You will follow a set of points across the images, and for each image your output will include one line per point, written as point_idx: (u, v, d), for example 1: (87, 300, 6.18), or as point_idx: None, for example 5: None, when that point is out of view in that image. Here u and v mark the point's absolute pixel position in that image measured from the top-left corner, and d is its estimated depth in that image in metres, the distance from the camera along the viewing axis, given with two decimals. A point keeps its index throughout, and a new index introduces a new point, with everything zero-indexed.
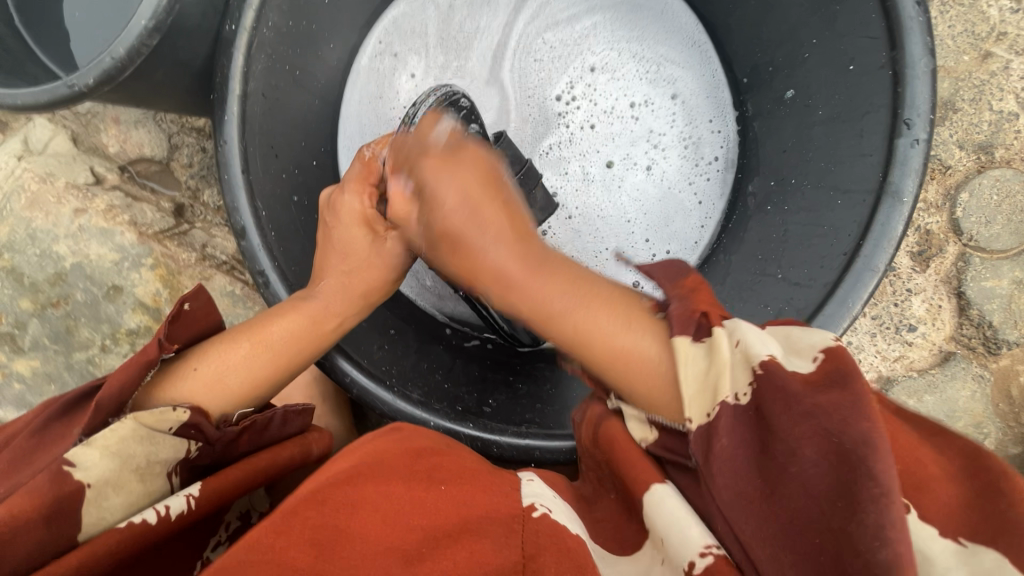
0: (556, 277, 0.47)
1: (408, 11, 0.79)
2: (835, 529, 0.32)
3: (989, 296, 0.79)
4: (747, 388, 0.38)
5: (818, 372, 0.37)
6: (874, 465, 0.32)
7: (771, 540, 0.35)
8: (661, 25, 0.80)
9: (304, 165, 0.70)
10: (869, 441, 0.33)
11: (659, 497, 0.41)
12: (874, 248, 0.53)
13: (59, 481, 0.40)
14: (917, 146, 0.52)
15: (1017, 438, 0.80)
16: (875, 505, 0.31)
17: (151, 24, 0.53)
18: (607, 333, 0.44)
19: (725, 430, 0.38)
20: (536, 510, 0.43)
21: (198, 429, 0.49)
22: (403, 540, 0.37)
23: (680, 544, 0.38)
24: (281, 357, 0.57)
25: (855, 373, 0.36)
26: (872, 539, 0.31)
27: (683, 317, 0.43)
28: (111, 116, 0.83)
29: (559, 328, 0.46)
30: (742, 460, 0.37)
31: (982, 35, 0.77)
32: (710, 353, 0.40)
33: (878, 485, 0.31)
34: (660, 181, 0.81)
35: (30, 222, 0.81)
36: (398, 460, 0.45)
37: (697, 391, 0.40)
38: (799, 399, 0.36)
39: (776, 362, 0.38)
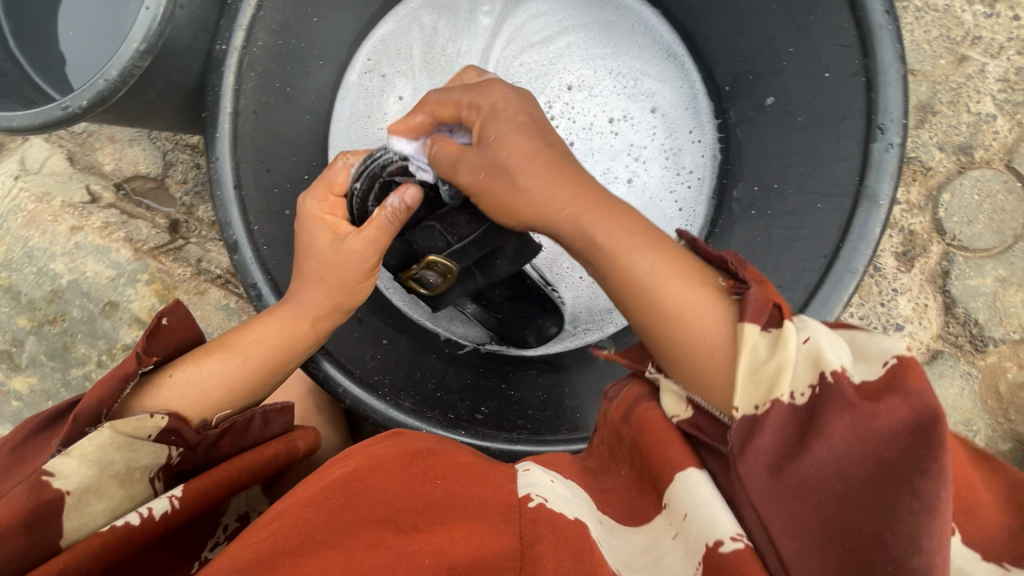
0: (631, 228, 0.45)
1: (395, 29, 0.81)
2: (872, 539, 0.33)
3: (974, 294, 0.80)
4: (807, 389, 0.36)
5: (879, 382, 0.35)
6: (922, 485, 0.32)
7: (800, 535, 0.35)
8: (635, 40, 0.82)
9: (296, 179, 0.71)
10: (922, 466, 0.32)
11: (689, 482, 0.39)
12: (853, 250, 0.54)
13: (38, 490, 0.42)
14: (891, 150, 0.53)
15: (1008, 435, 0.80)
16: (915, 518, 0.32)
17: (143, 47, 0.55)
18: (676, 290, 0.42)
19: (772, 428, 0.36)
20: (531, 501, 0.41)
21: (177, 435, 0.50)
22: (396, 514, 0.40)
23: (707, 521, 0.36)
24: (255, 360, 0.57)
25: (922, 389, 0.34)
26: (907, 547, 0.31)
27: (757, 302, 0.39)
28: (107, 135, 0.86)
29: (625, 270, 0.44)
30: (781, 459, 0.36)
31: (957, 40, 0.79)
32: (776, 347, 0.37)
33: (921, 504, 0.32)
34: (642, 193, 0.82)
35: (27, 240, 0.82)
36: (393, 461, 0.45)
37: (753, 383, 0.37)
38: (861, 412, 0.34)
39: (846, 374, 0.36)
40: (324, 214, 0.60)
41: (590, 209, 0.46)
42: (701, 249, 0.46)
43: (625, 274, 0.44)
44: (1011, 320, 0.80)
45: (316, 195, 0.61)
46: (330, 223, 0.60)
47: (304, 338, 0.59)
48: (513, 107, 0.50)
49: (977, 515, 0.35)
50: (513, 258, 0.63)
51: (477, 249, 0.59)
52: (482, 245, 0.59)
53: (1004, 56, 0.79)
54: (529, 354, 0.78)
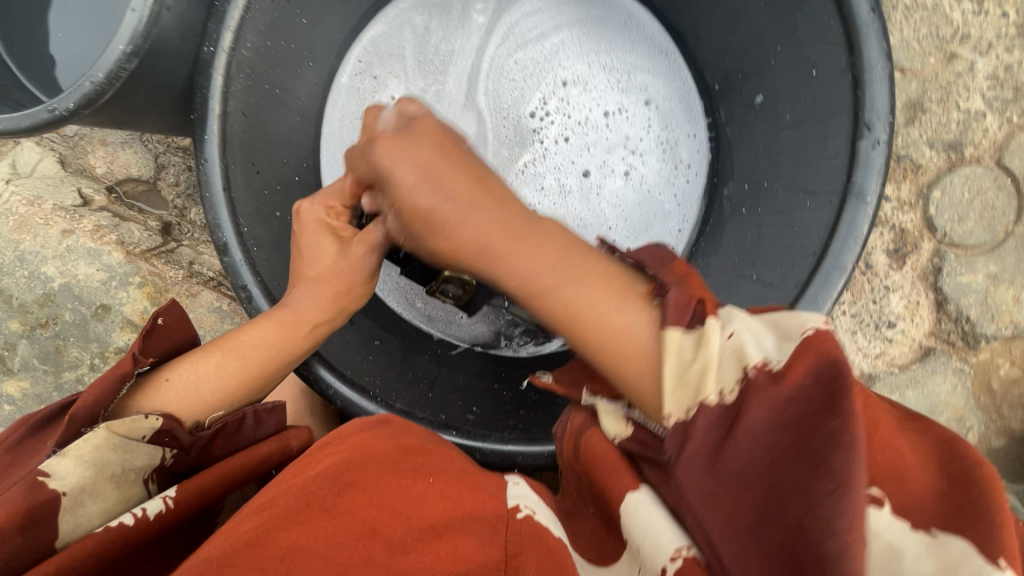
0: (543, 251, 0.44)
1: (385, 31, 0.81)
2: (795, 527, 0.30)
3: (966, 291, 0.80)
4: (734, 385, 0.35)
5: (792, 363, 0.34)
6: (833, 463, 0.29)
7: (737, 536, 0.33)
8: (628, 35, 0.82)
9: (286, 181, 0.71)
10: (833, 442, 0.30)
11: (634, 506, 0.40)
12: (840, 248, 0.54)
13: (33, 491, 0.41)
14: (878, 147, 0.54)
15: (999, 430, 0.81)
16: (828, 499, 0.29)
17: (129, 48, 0.55)
18: (598, 313, 0.41)
19: (702, 428, 0.36)
20: (520, 511, 0.43)
21: (171, 436, 0.51)
22: (388, 526, 0.38)
23: (653, 550, 0.37)
24: (251, 365, 0.57)
25: (837, 350, 0.33)
26: (822, 531, 0.29)
27: (678, 302, 0.39)
28: (99, 138, 0.86)
29: (544, 304, 0.43)
30: (712, 458, 0.35)
31: (946, 37, 0.79)
32: (699, 345, 0.37)
33: (835, 482, 0.29)
34: (640, 185, 0.82)
35: (19, 244, 0.82)
36: (386, 457, 0.45)
37: (678, 385, 0.37)
38: (776, 399, 0.33)
39: (768, 366, 0.35)
40: (328, 220, 0.61)
41: (515, 235, 0.45)
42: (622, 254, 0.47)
43: (547, 303, 0.43)
44: (1004, 316, 0.80)
45: (324, 201, 0.61)
46: (333, 227, 0.61)
47: (303, 344, 0.59)
48: (408, 164, 0.49)
49: (900, 480, 0.31)
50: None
51: None
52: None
53: (993, 53, 0.79)
54: (523, 355, 0.79)
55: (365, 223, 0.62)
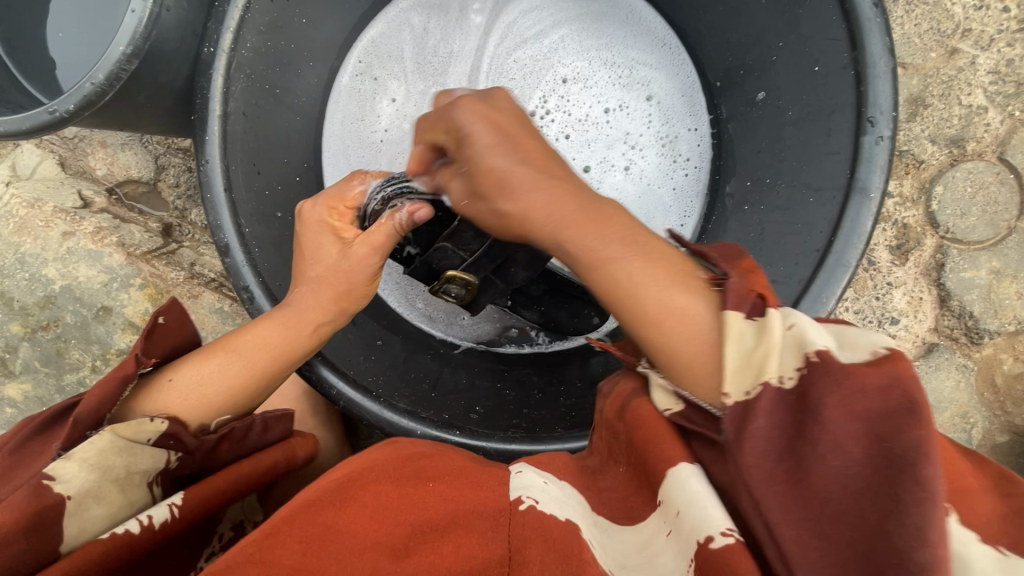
0: (608, 227, 0.45)
1: (385, 31, 0.81)
2: (876, 527, 0.31)
3: (969, 286, 0.80)
4: (795, 372, 0.36)
5: (866, 361, 0.35)
6: (923, 471, 0.31)
7: (798, 524, 0.33)
8: (628, 30, 0.82)
9: (288, 181, 0.71)
10: (920, 449, 0.31)
11: (680, 478, 0.38)
12: (845, 244, 0.54)
13: (38, 494, 0.41)
14: (881, 143, 0.53)
15: (1003, 426, 0.81)
16: (917, 507, 0.30)
17: (129, 49, 0.54)
18: (661, 291, 0.42)
19: (765, 411, 0.36)
20: (523, 502, 0.41)
21: (177, 439, 0.50)
22: (391, 535, 0.39)
23: (699, 517, 0.35)
24: (255, 365, 0.56)
25: (910, 375, 0.33)
26: (912, 538, 0.30)
27: (739, 292, 0.40)
28: (98, 140, 0.86)
29: (605, 278, 0.44)
30: (778, 444, 0.35)
31: (948, 32, 0.79)
32: (761, 333, 0.38)
33: (923, 488, 0.30)
34: (639, 179, 0.82)
35: (19, 246, 0.82)
36: (387, 464, 0.45)
37: (740, 366, 0.38)
38: (854, 395, 0.34)
39: (833, 354, 0.36)
40: (330, 220, 0.60)
41: (583, 213, 0.45)
42: (683, 242, 0.47)
43: (607, 276, 0.44)
44: (1007, 311, 0.79)
45: (326, 202, 0.61)
46: (334, 227, 0.60)
47: (305, 345, 0.59)
48: (483, 126, 0.49)
49: (969, 498, 0.34)
50: (528, 267, 0.60)
51: (489, 259, 0.59)
52: (492, 256, 0.58)
53: (995, 48, 0.79)
54: (525, 354, 0.79)
55: (367, 223, 0.60)
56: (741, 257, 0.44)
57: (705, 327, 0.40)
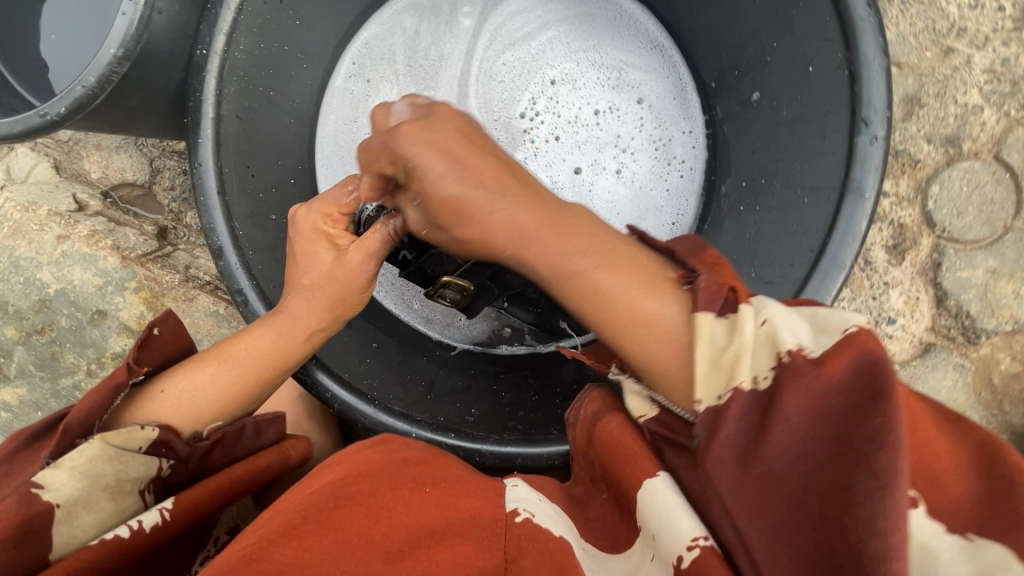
0: (575, 236, 0.45)
1: (379, 33, 0.80)
2: (833, 523, 0.30)
3: (966, 286, 0.79)
4: (768, 373, 0.35)
5: (830, 352, 0.34)
6: (878, 461, 0.29)
7: (767, 529, 0.33)
8: (617, 31, 0.82)
9: (282, 184, 0.71)
10: (876, 439, 0.30)
11: (651, 491, 0.39)
12: (840, 244, 0.54)
13: (28, 502, 0.41)
14: (875, 143, 0.53)
15: (1001, 426, 0.81)
16: (870, 497, 0.29)
17: (120, 52, 0.55)
18: (628, 296, 0.42)
19: (735, 417, 0.35)
20: (519, 514, 0.42)
21: (168, 447, 0.50)
22: (386, 538, 0.38)
23: (669, 538, 0.36)
24: (248, 374, 0.56)
25: (882, 352, 0.33)
26: (863, 530, 0.29)
27: (709, 289, 0.39)
28: (93, 143, 0.86)
29: (575, 289, 0.44)
30: (744, 446, 0.35)
31: (943, 32, 0.78)
32: (732, 332, 0.37)
33: (877, 479, 0.29)
34: (631, 183, 0.82)
35: (14, 250, 0.81)
36: (383, 468, 0.45)
37: (710, 371, 0.37)
38: (816, 390, 0.33)
39: (803, 352, 0.35)
40: (324, 227, 0.60)
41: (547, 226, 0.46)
42: (655, 244, 0.47)
43: (577, 286, 0.44)
44: (1003, 311, 0.79)
45: (320, 208, 0.60)
46: (330, 234, 0.60)
47: (300, 350, 0.59)
48: (429, 154, 0.49)
49: (940, 482, 0.32)
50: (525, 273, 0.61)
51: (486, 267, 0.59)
52: (489, 262, 0.59)
53: (990, 47, 0.78)
54: (522, 354, 0.79)
55: (362, 229, 0.61)
56: (704, 251, 0.44)
57: (675, 328, 0.40)
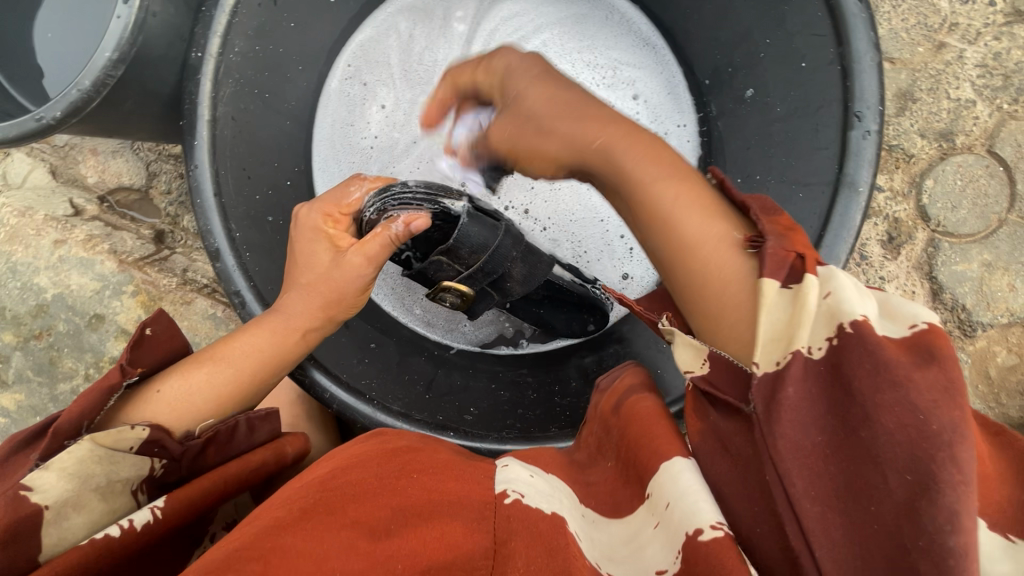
0: (642, 152, 0.48)
1: (373, 36, 0.81)
2: (901, 504, 0.30)
3: (961, 279, 0.80)
4: (824, 344, 0.34)
5: (903, 340, 0.33)
6: (960, 452, 0.30)
7: (822, 497, 0.33)
8: (609, 29, 0.82)
9: (278, 186, 0.71)
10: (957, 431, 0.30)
11: (675, 472, 0.39)
12: (835, 238, 0.54)
13: (15, 506, 0.41)
14: (868, 137, 0.53)
15: (998, 419, 0.81)
16: (953, 490, 0.29)
17: (115, 55, 0.55)
18: (686, 220, 0.44)
19: (797, 378, 0.34)
20: (507, 496, 0.42)
21: (161, 446, 0.50)
22: (373, 518, 0.38)
23: (688, 511, 0.36)
24: (243, 370, 0.57)
25: (950, 356, 0.32)
26: (943, 522, 0.29)
27: (776, 256, 0.38)
28: (89, 148, 0.85)
29: (649, 201, 0.46)
30: (808, 412, 0.34)
31: (935, 27, 0.79)
32: (794, 302, 0.36)
33: (961, 473, 0.29)
34: None
35: (11, 255, 0.82)
36: (370, 459, 0.45)
37: (772, 339, 0.36)
38: (890, 368, 0.32)
39: (869, 324, 0.34)
40: (324, 227, 0.60)
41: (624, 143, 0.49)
42: (728, 190, 0.46)
43: (647, 192, 0.46)
44: (998, 304, 0.80)
45: (321, 208, 0.61)
46: (330, 235, 0.60)
47: (295, 348, 0.59)
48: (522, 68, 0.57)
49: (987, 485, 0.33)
50: (524, 282, 0.62)
51: (484, 274, 0.59)
52: (489, 270, 0.59)
53: (982, 41, 0.79)
54: (522, 354, 0.79)
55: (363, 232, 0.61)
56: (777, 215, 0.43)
57: (740, 273, 0.40)
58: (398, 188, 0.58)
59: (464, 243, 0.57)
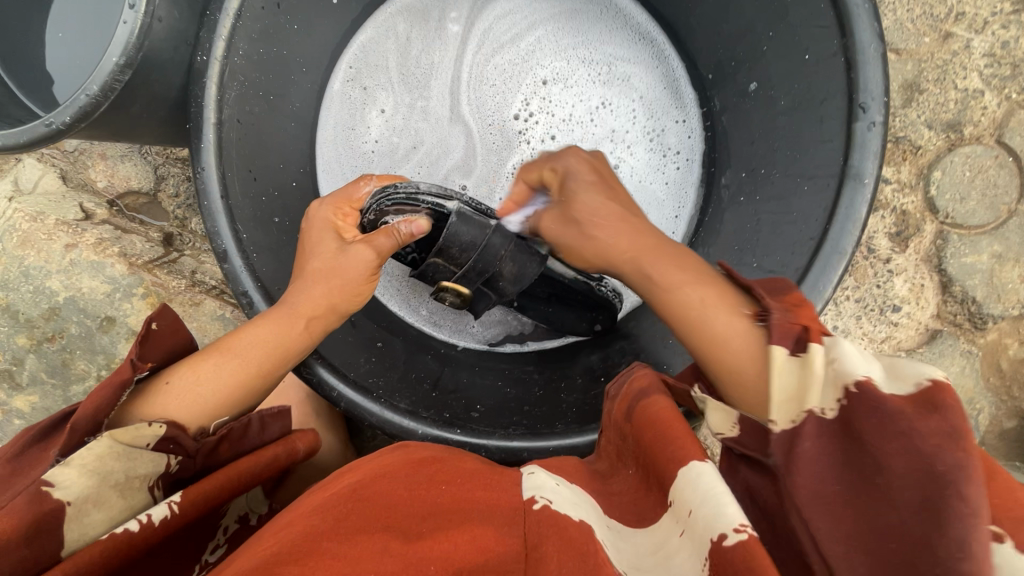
0: (667, 262, 0.51)
1: (374, 37, 0.81)
2: (917, 540, 0.30)
3: (971, 271, 0.79)
4: (835, 404, 0.36)
5: (912, 395, 0.34)
6: (965, 487, 0.30)
7: (846, 540, 0.33)
8: (604, 26, 0.82)
9: (284, 187, 0.72)
10: (963, 467, 0.30)
11: (694, 474, 0.37)
12: (841, 231, 0.54)
13: (38, 501, 0.41)
14: (874, 129, 0.53)
15: (1010, 411, 0.80)
16: (959, 521, 0.29)
17: (122, 60, 0.55)
18: (703, 319, 0.46)
19: (811, 436, 0.37)
20: (536, 502, 0.41)
21: (176, 443, 0.50)
22: (403, 524, 0.39)
23: (710, 516, 0.34)
24: (250, 363, 0.56)
25: (955, 406, 0.33)
26: (955, 549, 0.29)
27: (783, 327, 0.41)
28: (98, 153, 0.87)
29: (676, 303, 0.49)
30: (825, 464, 0.36)
31: (941, 16, 0.78)
32: (802, 369, 0.38)
33: (965, 503, 0.29)
34: (631, 176, 0.82)
35: (23, 260, 0.83)
36: (399, 469, 0.45)
37: (785, 400, 0.39)
38: (895, 419, 0.33)
39: (873, 384, 0.35)
40: (335, 220, 0.63)
41: (649, 254, 0.52)
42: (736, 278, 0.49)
43: (671, 299, 0.49)
44: (1010, 296, 0.79)
45: (332, 202, 0.63)
46: (337, 227, 0.62)
47: (299, 340, 0.59)
48: (585, 168, 0.58)
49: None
50: (516, 281, 0.61)
51: (476, 273, 0.60)
52: (480, 270, 0.60)
53: (989, 30, 0.78)
54: (527, 352, 0.80)
55: (367, 228, 0.63)
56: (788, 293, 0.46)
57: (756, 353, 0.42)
58: (401, 187, 0.60)
59: (453, 243, 0.58)
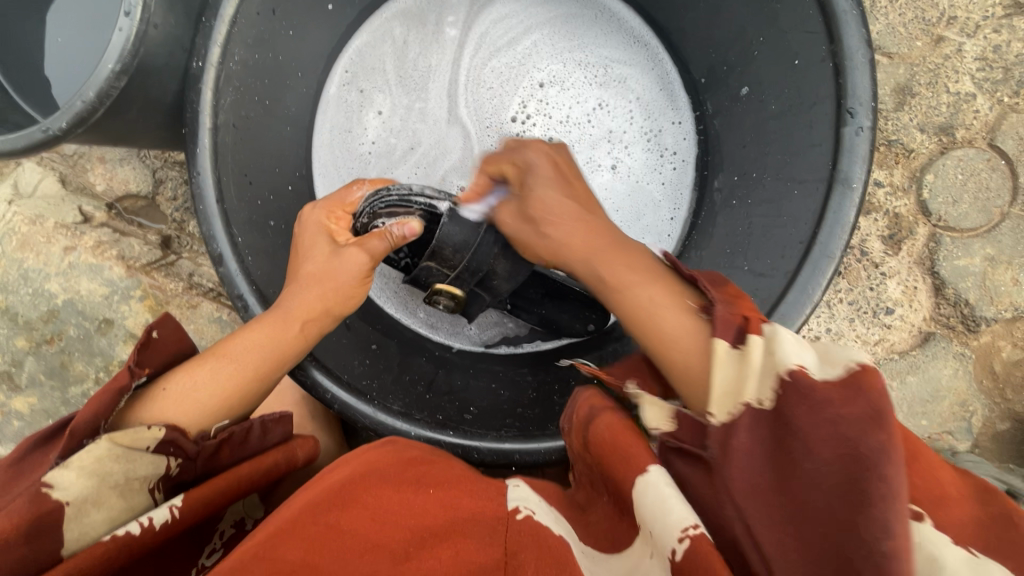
0: (620, 261, 0.54)
1: (370, 42, 0.82)
2: (846, 524, 0.33)
3: (963, 274, 0.79)
4: (770, 395, 0.38)
5: (836, 378, 0.37)
6: (886, 470, 0.33)
7: (781, 526, 0.36)
8: (599, 29, 0.83)
9: (279, 191, 0.73)
10: (884, 452, 0.33)
11: (643, 487, 0.39)
12: (829, 235, 0.54)
13: (38, 502, 0.42)
14: (861, 133, 0.54)
15: (1003, 414, 0.81)
16: (882, 502, 0.32)
17: (118, 67, 0.56)
18: (652, 315, 0.49)
19: (747, 428, 0.39)
20: (520, 512, 0.43)
21: (176, 446, 0.50)
22: (390, 540, 0.39)
23: (661, 529, 0.36)
24: (247, 366, 0.56)
25: (880, 392, 0.36)
26: (877, 530, 0.32)
27: (725, 319, 0.44)
28: (97, 156, 0.87)
29: (628, 299, 0.51)
30: (760, 454, 0.38)
31: (933, 20, 0.79)
32: (742, 360, 0.41)
33: (886, 487, 0.33)
34: (628, 176, 0.82)
35: (23, 262, 0.84)
36: (388, 470, 0.45)
37: (724, 393, 0.41)
38: (822, 407, 0.36)
39: (805, 371, 0.37)
40: (327, 223, 0.63)
41: (601, 251, 0.55)
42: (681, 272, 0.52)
43: (624, 297, 0.51)
44: (1002, 298, 0.79)
45: (326, 206, 0.64)
46: (331, 229, 0.63)
47: (295, 343, 0.59)
48: (546, 163, 0.60)
49: (942, 504, 0.37)
50: (510, 277, 0.62)
51: (470, 273, 0.60)
52: (474, 270, 0.59)
53: (981, 34, 0.78)
54: (521, 354, 0.80)
55: (359, 231, 0.63)
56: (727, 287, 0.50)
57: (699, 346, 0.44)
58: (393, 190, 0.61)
59: (447, 243, 0.58)
